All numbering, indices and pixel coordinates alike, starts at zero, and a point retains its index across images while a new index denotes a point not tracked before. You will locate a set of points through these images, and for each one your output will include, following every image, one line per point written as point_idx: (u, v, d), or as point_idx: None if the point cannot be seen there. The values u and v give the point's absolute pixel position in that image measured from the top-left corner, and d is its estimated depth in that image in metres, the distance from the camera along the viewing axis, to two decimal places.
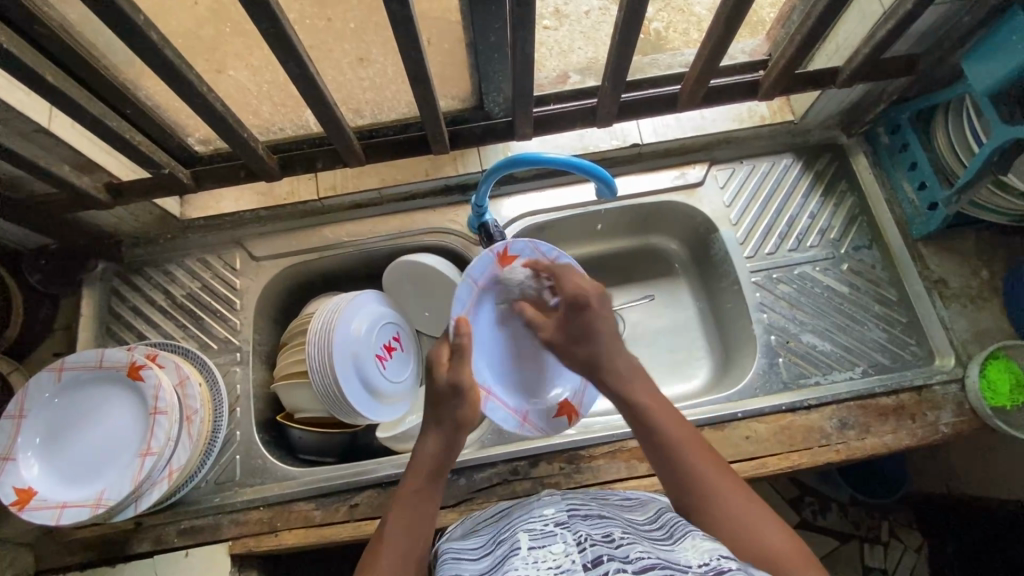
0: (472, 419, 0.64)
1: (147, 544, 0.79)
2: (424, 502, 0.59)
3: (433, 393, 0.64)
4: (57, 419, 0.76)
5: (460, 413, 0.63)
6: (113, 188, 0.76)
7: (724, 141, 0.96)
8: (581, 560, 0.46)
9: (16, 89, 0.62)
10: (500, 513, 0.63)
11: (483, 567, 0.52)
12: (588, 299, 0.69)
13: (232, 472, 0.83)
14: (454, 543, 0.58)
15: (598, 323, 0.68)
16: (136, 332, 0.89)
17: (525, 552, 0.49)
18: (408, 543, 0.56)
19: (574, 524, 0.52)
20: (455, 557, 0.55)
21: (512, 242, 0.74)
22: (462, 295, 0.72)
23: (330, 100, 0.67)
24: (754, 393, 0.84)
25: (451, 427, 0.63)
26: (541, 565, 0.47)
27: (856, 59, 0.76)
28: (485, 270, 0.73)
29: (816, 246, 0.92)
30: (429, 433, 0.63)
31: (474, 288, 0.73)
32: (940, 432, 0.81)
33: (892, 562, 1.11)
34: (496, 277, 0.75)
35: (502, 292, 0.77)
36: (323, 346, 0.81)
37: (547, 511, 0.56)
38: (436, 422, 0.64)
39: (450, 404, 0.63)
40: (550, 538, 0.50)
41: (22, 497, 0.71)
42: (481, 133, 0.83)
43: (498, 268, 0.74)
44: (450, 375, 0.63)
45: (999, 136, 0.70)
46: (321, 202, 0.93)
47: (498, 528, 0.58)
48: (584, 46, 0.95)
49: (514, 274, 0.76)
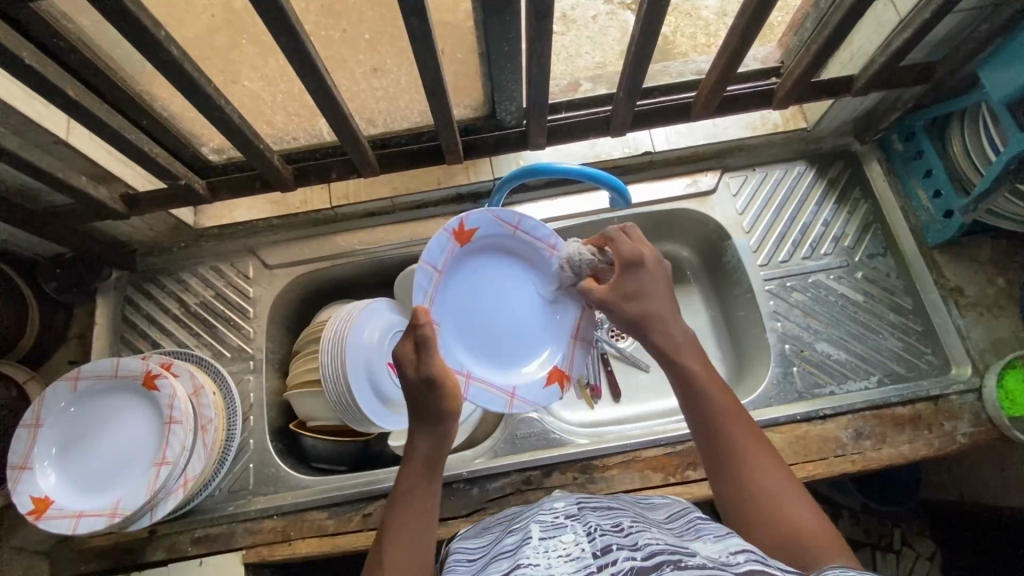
0: (453, 411, 0.62)
1: (161, 552, 0.79)
2: (421, 503, 0.58)
3: (408, 392, 0.61)
4: (72, 428, 0.76)
5: (439, 406, 0.61)
6: (130, 197, 0.77)
7: (736, 149, 0.96)
8: (591, 548, 0.45)
9: (36, 102, 0.62)
10: (510, 514, 0.63)
11: (492, 557, 0.51)
12: (643, 259, 0.67)
13: (246, 481, 0.83)
14: (462, 546, 0.57)
15: (648, 283, 0.66)
16: (150, 341, 0.90)
17: (536, 542, 0.48)
18: (411, 544, 0.55)
19: (585, 516, 0.52)
20: (465, 556, 0.54)
21: (466, 216, 0.71)
22: (423, 282, 0.69)
23: (346, 112, 0.68)
24: (769, 403, 0.84)
25: (437, 422, 0.61)
26: (552, 553, 0.46)
27: (871, 67, 0.75)
28: (441, 248, 0.70)
29: (830, 254, 0.91)
30: (414, 431, 0.61)
31: (434, 270, 0.70)
32: (957, 442, 0.80)
33: (904, 570, 1.11)
34: (454, 251, 0.72)
35: (465, 265, 0.74)
36: (336, 350, 0.82)
37: (558, 505, 0.56)
38: (417, 418, 0.62)
39: (427, 400, 0.61)
40: (561, 529, 0.50)
41: (39, 506, 0.71)
42: (495, 142, 0.83)
43: (455, 242, 0.72)
44: (419, 370, 0.60)
45: (1016, 143, 0.70)
46: (333, 211, 0.93)
47: (507, 524, 0.58)
48: (592, 52, 0.94)
49: (474, 244, 0.74)
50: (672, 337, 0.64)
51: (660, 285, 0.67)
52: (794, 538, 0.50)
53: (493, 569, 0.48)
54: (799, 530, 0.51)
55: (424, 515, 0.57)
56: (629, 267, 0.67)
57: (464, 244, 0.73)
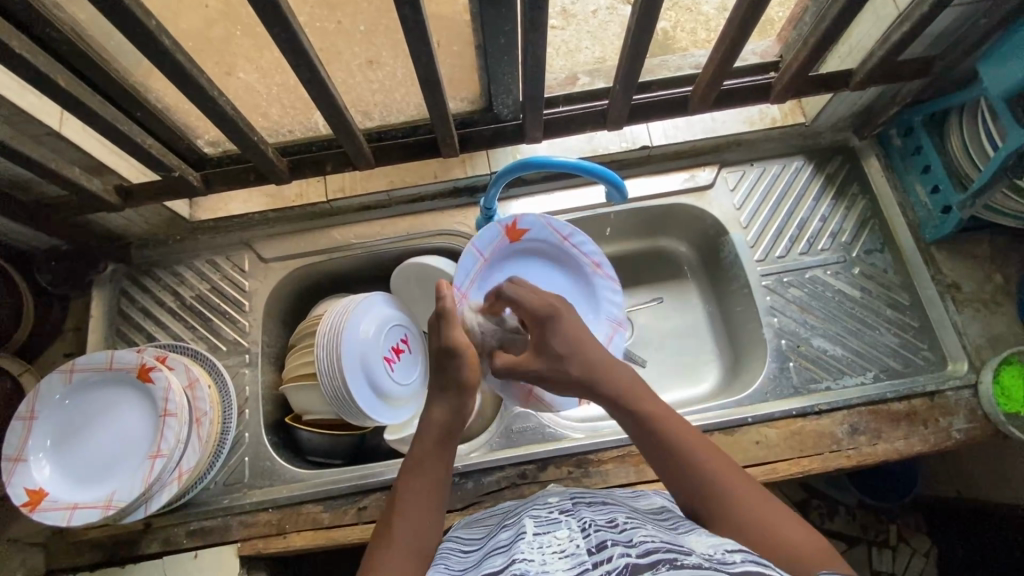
0: (473, 379, 0.63)
1: (157, 544, 0.79)
2: (434, 470, 0.58)
3: (435, 355, 0.64)
4: (67, 420, 0.76)
5: (461, 374, 0.63)
6: (124, 189, 0.76)
7: (734, 144, 0.95)
8: (585, 544, 0.45)
9: (29, 93, 0.62)
10: (506, 510, 0.63)
11: (486, 550, 0.52)
12: (556, 310, 0.69)
13: (241, 474, 0.83)
14: (457, 538, 0.59)
15: (569, 334, 0.67)
16: (145, 334, 0.90)
17: (530, 537, 0.49)
18: (420, 515, 0.55)
19: (579, 512, 0.53)
20: (460, 550, 0.56)
21: (519, 217, 0.83)
22: (466, 266, 0.80)
23: (341, 105, 0.67)
24: (765, 398, 0.84)
25: (455, 390, 0.62)
26: (546, 549, 0.46)
27: (870, 61, 0.75)
28: (491, 240, 0.82)
29: (827, 249, 0.91)
30: (433, 399, 0.63)
31: (482, 258, 0.82)
32: (952, 438, 0.80)
33: (900, 566, 1.10)
34: (502, 245, 0.83)
35: (508, 260, 0.85)
36: (332, 344, 0.81)
37: (551, 501, 0.58)
38: (435, 389, 0.64)
39: (447, 366, 0.63)
40: (555, 525, 0.51)
41: (33, 498, 0.71)
42: (490, 136, 0.83)
43: (505, 237, 0.83)
44: (444, 339, 0.64)
45: (1014, 138, 0.69)
46: (329, 204, 0.93)
47: (502, 521, 0.59)
48: (592, 46, 0.93)
49: (523, 243, 0.86)
50: (615, 375, 0.63)
51: (581, 331, 0.68)
52: (798, 560, 0.48)
53: (487, 563, 0.48)
54: (800, 549, 0.49)
55: (434, 487, 0.57)
56: (544, 326, 0.68)
57: (513, 241, 0.84)
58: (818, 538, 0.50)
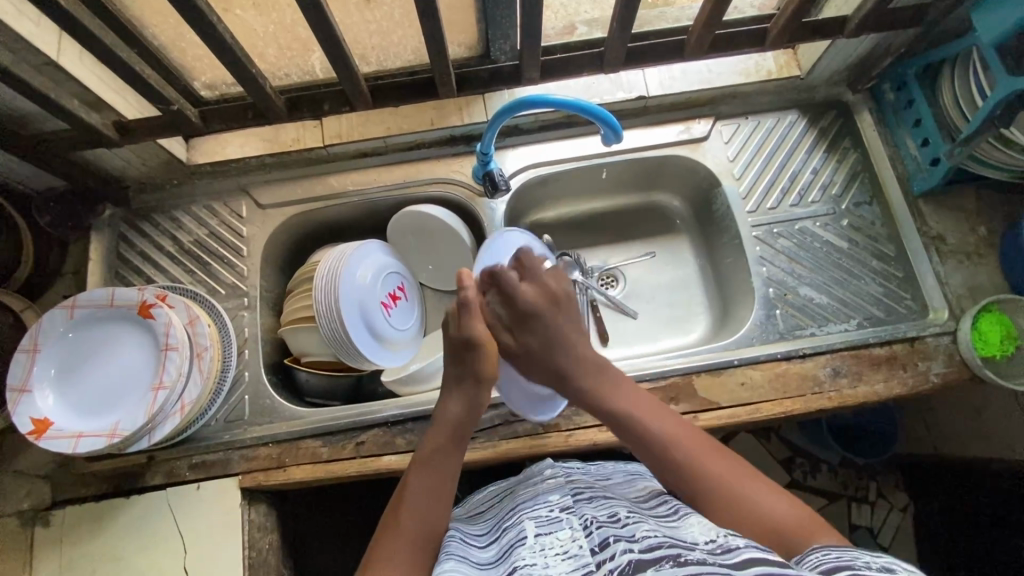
0: (492, 376, 0.66)
1: (160, 477, 0.82)
2: (445, 463, 0.61)
3: (452, 351, 0.66)
4: (72, 353, 0.78)
5: (480, 368, 0.66)
6: (122, 125, 0.77)
7: (729, 96, 0.96)
8: (588, 544, 0.47)
9: (26, 18, 0.62)
10: (503, 496, 0.66)
11: (491, 556, 0.54)
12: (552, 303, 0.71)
13: (242, 412, 0.85)
14: (461, 527, 0.61)
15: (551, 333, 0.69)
16: (145, 276, 0.91)
17: (532, 540, 0.51)
18: (427, 506, 0.58)
19: (579, 508, 0.54)
20: (469, 539, 0.58)
21: None
22: None
23: (339, 39, 0.68)
24: (751, 342, 0.86)
25: (473, 385, 0.66)
26: (548, 552, 0.48)
27: (863, 8, 0.75)
28: None
29: (817, 202, 0.93)
30: (451, 392, 0.66)
31: None
32: (929, 381, 0.83)
33: (878, 520, 1.15)
34: None
35: None
36: (331, 287, 0.83)
37: (552, 497, 0.58)
38: (454, 381, 0.67)
39: (474, 359, 0.65)
40: (557, 524, 0.52)
41: (39, 427, 0.73)
42: (487, 77, 0.83)
43: None
44: (461, 329, 0.65)
45: (1004, 86, 0.70)
46: (325, 149, 0.93)
47: (503, 514, 0.61)
48: (592, 10, 0.87)
49: None
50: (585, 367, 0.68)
51: (564, 338, 0.69)
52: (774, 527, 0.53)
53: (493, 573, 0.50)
54: (781, 524, 0.53)
55: (441, 478, 0.60)
56: (531, 324, 0.70)
57: None
58: (796, 505, 0.55)
